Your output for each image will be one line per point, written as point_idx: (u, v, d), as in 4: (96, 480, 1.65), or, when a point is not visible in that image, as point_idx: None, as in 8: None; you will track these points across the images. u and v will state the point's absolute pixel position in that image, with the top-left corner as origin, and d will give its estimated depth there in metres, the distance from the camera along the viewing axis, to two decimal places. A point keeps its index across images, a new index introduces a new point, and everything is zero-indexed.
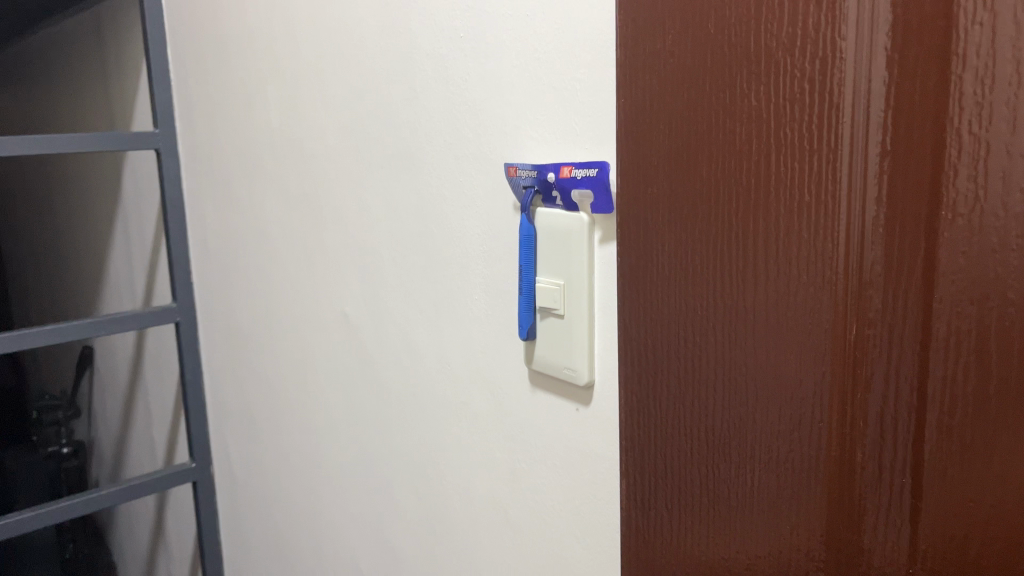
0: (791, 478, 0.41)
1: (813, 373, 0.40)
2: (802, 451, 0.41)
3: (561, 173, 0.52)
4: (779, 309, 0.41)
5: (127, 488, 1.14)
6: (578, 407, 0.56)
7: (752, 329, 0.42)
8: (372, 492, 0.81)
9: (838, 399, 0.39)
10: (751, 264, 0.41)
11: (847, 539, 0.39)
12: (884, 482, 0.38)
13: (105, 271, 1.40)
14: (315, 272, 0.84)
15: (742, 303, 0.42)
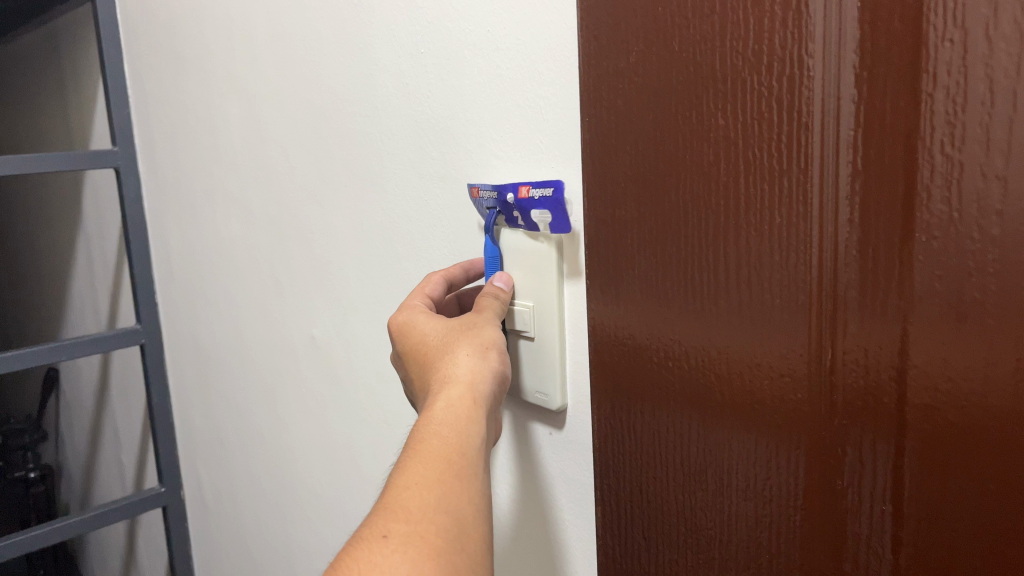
0: (771, 507, 0.40)
1: (791, 399, 0.38)
2: (782, 480, 0.39)
3: (520, 193, 0.50)
4: (753, 333, 0.39)
5: (94, 517, 1.10)
6: (551, 430, 0.54)
7: (728, 353, 0.41)
8: (343, 516, 0.79)
9: (815, 425, 0.38)
10: (723, 286, 0.40)
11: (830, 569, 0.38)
12: (864, 511, 0.37)
13: (67, 291, 1.36)
14: (281, 292, 0.82)
15: (717, 327, 0.41)
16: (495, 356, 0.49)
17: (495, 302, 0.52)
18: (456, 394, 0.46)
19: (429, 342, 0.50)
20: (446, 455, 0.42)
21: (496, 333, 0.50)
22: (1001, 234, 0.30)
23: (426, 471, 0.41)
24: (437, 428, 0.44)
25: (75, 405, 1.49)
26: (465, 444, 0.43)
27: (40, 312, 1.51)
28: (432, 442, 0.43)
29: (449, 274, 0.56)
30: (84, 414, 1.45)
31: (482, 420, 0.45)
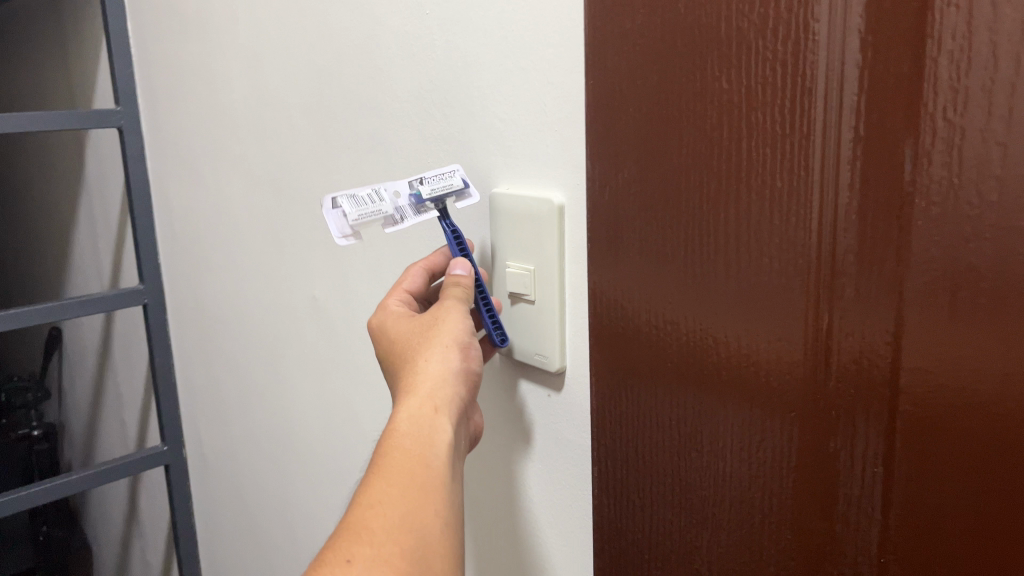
0: (762, 471, 0.41)
1: (786, 365, 0.39)
2: (776, 447, 0.40)
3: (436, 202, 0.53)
4: (749, 299, 0.40)
5: (97, 474, 1.11)
6: (549, 393, 0.55)
7: (725, 318, 0.41)
8: (342, 476, 0.81)
9: (808, 392, 0.38)
10: (723, 251, 0.40)
11: (820, 530, 0.39)
12: (855, 475, 0.37)
13: (69, 251, 1.37)
14: (283, 254, 0.82)
15: (715, 293, 0.41)
16: (461, 352, 0.49)
17: (461, 292, 0.51)
18: (420, 402, 0.47)
19: (401, 343, 0.52)
20: (409, 470, 0.43)
21: (463, 326, 0.50)
22: (1000, 199, 0.31)
23: (389, 488, 0.42)
24: (402, 440, 0.45)
25: (78, 364, 1.50)
26: (429, 454, 0.44)
27: (43, 272, 1.52)
28: (395, 456, 0.44)
29: (426, 266, 0.56)
30: (86, 373, 1.46)
31: (446, 425, 0.46)
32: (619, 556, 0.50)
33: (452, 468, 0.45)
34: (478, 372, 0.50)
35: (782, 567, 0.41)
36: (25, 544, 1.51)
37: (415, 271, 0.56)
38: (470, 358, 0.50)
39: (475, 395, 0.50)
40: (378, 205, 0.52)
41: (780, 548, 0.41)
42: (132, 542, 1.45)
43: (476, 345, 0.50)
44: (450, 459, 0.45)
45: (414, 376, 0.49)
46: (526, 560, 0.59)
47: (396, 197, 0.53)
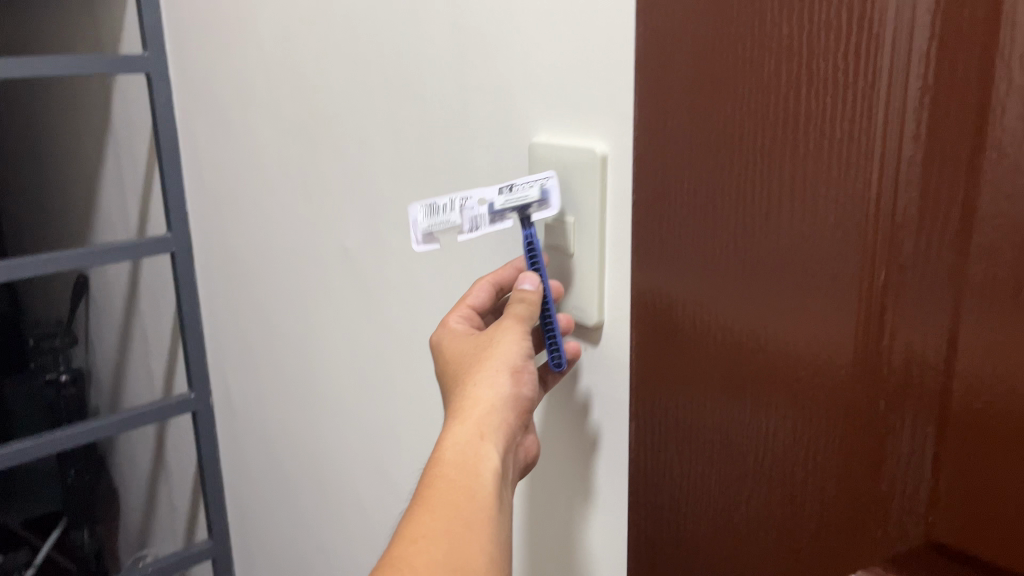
0: (806, 436, 0.40)
1: (837, 329, 0.38)
2: (823, 413, 0.40)
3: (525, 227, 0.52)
4: (799, 261, 0.39)
5: (127, 419, 1.12)
6: (585, 346, 0.54)
7: (775, 281, 0.40)
8: (371, 425, 0.81)
9: (859, 358, 0.38)
10: (774, 211, 0.39)
11: (865, 496, 0.39)
12: (904, 440, 0.37)
13: (96, 197, 1.37)
14: (313, 203, 0.82)
15: (766, 255, 0.40)
16: (512, 376, 0.49)
17: (524, 308, 0.50)
18: (467, 429, 0.46)
19: (458, 363, 0.51)
20: (455, 502, 0.43)
21: (518, 352, 0.49)
22: None
23: (434, 520, 0.42)
24: (448, 469, 0.45)
25: (104, 311, 1.51)
26: (476, 486, 0.44)
27: (69, 218, 1.52)
28: (441, 487, 0.44)
29: (494, 281, 0.55)
30: (113, 319, 1.47)
31: (493, 453, 0.46)
32: (655, 510, 0.50)
33: (500, 498, 0.44)
34: (530, 397, 0.49)
35: (823, 533, 0.41)
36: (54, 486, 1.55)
37: (482, 285, 0.55)
38: (522, 382, 0.49)
39: (527, 421, 0.50)
40: (452, 215, 0.50)
41: (822, 514, 0.41)
42: (159, 486, 1.47)
43: (529, 368, 0.49)
44: (497, 488, 0.45)
45: (466, 400, 0.48)
46: (560, 512, 0.60)
47: (476, 206, 0.50)
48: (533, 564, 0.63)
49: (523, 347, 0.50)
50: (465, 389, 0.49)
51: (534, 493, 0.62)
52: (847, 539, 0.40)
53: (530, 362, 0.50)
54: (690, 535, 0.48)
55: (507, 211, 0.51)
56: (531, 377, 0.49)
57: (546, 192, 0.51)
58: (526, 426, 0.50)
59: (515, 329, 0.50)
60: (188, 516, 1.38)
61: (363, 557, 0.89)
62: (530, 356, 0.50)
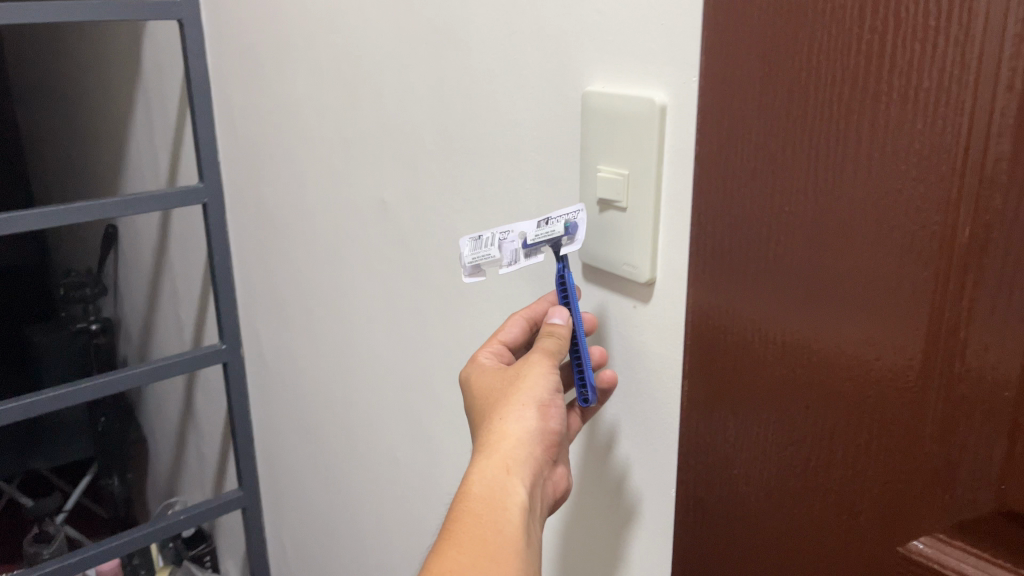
0: (872, 408, 0.39)
1: (912, 297, 0.37)
2: (893, 376, 0.38)
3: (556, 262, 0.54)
4: (874, 225, 0.37)
5: (158, 369, 1.10)
6: (635, 304, 0.53)
7: (847, 248, 0.39)
8: (407, 380, 0.81)
9: (935, 329, 0.36)
10: (852, 172, 0.38)
11: (930, 470, 0.38)
12: (979, 415, 0.36)
13: (125, 147, 1.36)
14: (351, 156, 0.80)
15: (838, 219, 0.39)
16: (540, 410, 0.50)
17: (553, 343, 0.52)
18: (495, 463, 0.48)
19: (488, 397, 0.53)
20: (481, 537, 0.44)
21: (545, 385, 0.51)
22: None
23: (460, 555, 0.43)
24: (475, 504, 0.46)
25: (133, 261, 1.51)
26: (503, 520, 0.45)
27: (98, 168, 1.52)
28: (469, 521, 0.45)
29: (528, 317, 0.57)
30: (142, 270, 1.48)
31: (520, 486, 0.47)
32: (703, 473, 0.49)
33: (527, 531, 0.46)
34: (557, 430, 0.51)
35: (883, 505, 0.40)
36: (84, 433, 1.56)
37: (516, 321, 0.57)
38: (549, 416, 0.50)
39: (555, 454, 0.51)
40: (491, 250, 0.53)
41: (883, 486, 0.40)
42: (187, 436, 1.49)
43: (556, 402, 0.51)
44: (524, 522, 0.46)
45: (494, 433, 0.50)
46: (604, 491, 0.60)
47: (508, 242, 0.53)
48: (575, 531, 0.64)
49: (550, 381, 0.51)
50: (494, 424, 0.50)
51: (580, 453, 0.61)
52: (908, 511, 0.39)
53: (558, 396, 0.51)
54: (736, 503, 0.47)
55: (540, 244, 0.53)
56: (558, 411, 0.51)
57: (574, 228, 0.52)
58: (554, 460, 0.52)
59: (543, 363, 0.52)
60: (217, 465, 1.40)
61: (395, 511, 0.90)
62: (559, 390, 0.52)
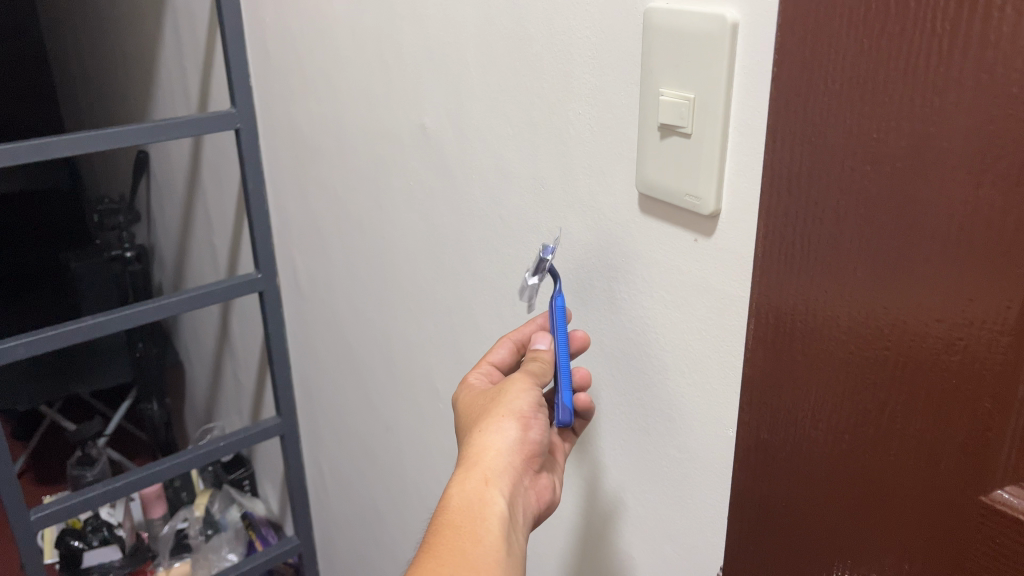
0: (961, 355, 0.36)
1: (1012, 236, 0.33)
2: (983, 323, 0.35)
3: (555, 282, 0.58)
4: (975, 155, 0.33)
5: (193, 298, 1.08)
6: (696, 237, 0.51)
7: (940, 180, 0.34)
8: (449, 313, 0.80)
9: None
10: (954, 94, 0.33)
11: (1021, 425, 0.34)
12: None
13: (154, 70, 1.33)
14: (390, 79, 0.77)
15: (934, 147, 0.34)
16: (520, 423, 0.55)
17: (537, 365, 0.57)
18: (475, 476, 0.53)
19: (471, 411, 0.58)
20: (461, 549, 0.49)
21: (527, 399, 0.55)
22: None
23: (442, 566, 0.48)
24: (455, 517, 0.51)
25: (165, 188, 1.50)
26: (482, 530, 0.50)
27: (127, 93, 1.49)
28: (451, 532, 0.50)
29: (515, 340, 0.62)
30: (174, 198, 1.46)
31: (498, 497, 0.52)
32: (772, 413, 0.47)
33: (506, 540, 0.51)
34: (536, 441, 0.55)
35: (964, 456, 0.37)
36: (123, 359, 1.58)
37: (504, 345, 0.62)
38: (529, 428, 0.55)
39: (533, 464, 0.56)
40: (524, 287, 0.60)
41: (965, 437, 0.36)
42: (223, 363, 1.50)
43: (537, 415, 0.55)
44: (503, 531, 0.51)
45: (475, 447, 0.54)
46: (659, 440, 0.59)
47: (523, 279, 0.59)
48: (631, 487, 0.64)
49: (528, 393, 0.55)
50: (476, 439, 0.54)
51: (636, 396, 0.60)
52: (992, 465, 0.36)
53: (539, 408, 0.55)
54: (803, 444, 0.45)
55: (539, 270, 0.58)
56: (538, 423, 0.55)
57: None
58: (533, 470, 0.56)
59: (523, 379, 0.56)
60: (254, 393, 1.41)
61: (435, 440, 0.90)
62: (541, 402, 0.56)
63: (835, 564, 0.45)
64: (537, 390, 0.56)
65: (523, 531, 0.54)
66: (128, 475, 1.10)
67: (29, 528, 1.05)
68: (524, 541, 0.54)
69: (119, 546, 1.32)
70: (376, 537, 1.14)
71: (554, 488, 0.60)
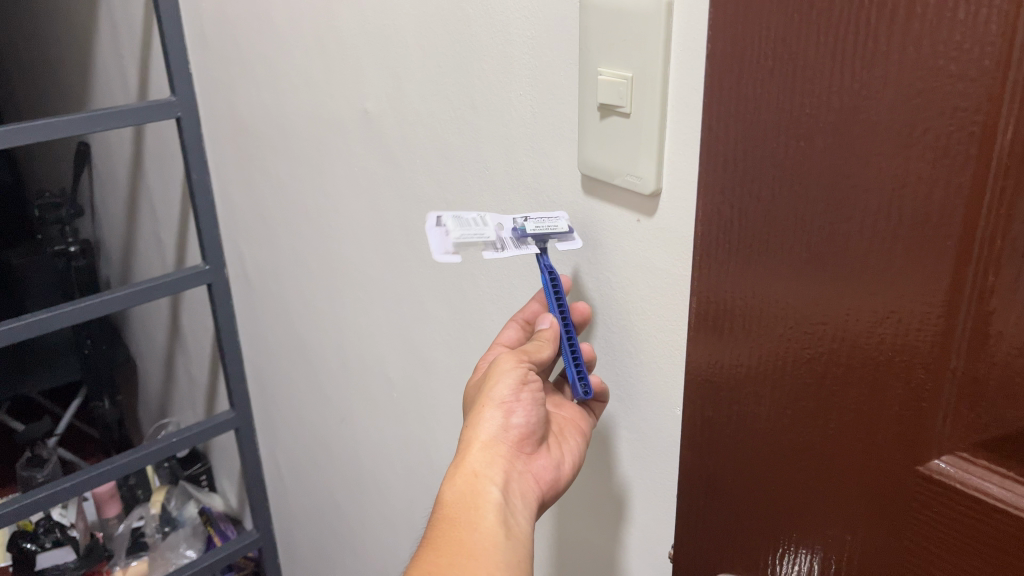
0: (895, 328, 0.36)
1: (941, 208, 0.33)
2: (915, 295, 0.35)
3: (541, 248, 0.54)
4: (902, 127, 0.33)
5: (140, 292, 1.05)
6: (640, 218, 0.50)
7: (871, 154, 0.34)
8: (399, 299, 0.79)
9: (966, 244, 0.33)
10: (881, 67, 0.33)
11: (954, 393, 0.35)
12: (1013, 331, 0.32)
13: (92, 58, 1.29)
14: (330, 62, 0.75)
15: (864, 121, 0.34)
16: (502, 409, 0.53)
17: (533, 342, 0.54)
18: (466, 467, 0.52)
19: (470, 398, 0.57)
20: (457, 540, 0.50)
21: (508, 380, 0.53)
22: None
23: (438, 559, 0.48)
24: (449, 510, 0.51)
25: (109, 179, 1.46)
26: (475, 520, 0.50)
27: (65, 82, 1.45)
28: (446, 526, 0.51)
29: (520, 320, 0.59)
30: (118, 189, 1.43)
31: (489, 485, 0.52)
32: (715, 393, 0.47)
33: (502, 524, 0.51)
34: (522, 424, 0.54)
35: (901, 427, 0.37)
36: (71, 356, 1.54)
37: (511, 326, 0.59)
38: (511, 412, 0.54)
39: (528, 443, 0.55)
40: (482, 228, 0.53)
41: (902, 408, 0.37)
42: (175, 356, 1.47)
43: (519, 398, 0.53)
44: (497, 516, 0.51)
45: (467, 437, 0.54)
46: (612, 421, 0.59)
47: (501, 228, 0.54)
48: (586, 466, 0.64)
49: (507, 374, 0.53)
50: (465, 431, 0.54)
51: None
52: (927, 436, 0.36)
53: (521, 389, 0.53)
54: (747, 421, 0.45)
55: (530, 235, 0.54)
56: (522, 405, 0.54)
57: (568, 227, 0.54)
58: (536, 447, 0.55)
59: (504, 359, 0.54)
60: (207, 386, 1.39)
61: (390, 428, 0.90)
62: (525, 381, 0.54)
63: (781, 537, 0.45)
64: (523, 370, 0.54)
65: (529, 512, 0.53)
66: (80, 475, 1.07)
67: None
68: (531, 522, 0.53)
69: (72, 547, 1.28)
70: (334, 527, 1.13)
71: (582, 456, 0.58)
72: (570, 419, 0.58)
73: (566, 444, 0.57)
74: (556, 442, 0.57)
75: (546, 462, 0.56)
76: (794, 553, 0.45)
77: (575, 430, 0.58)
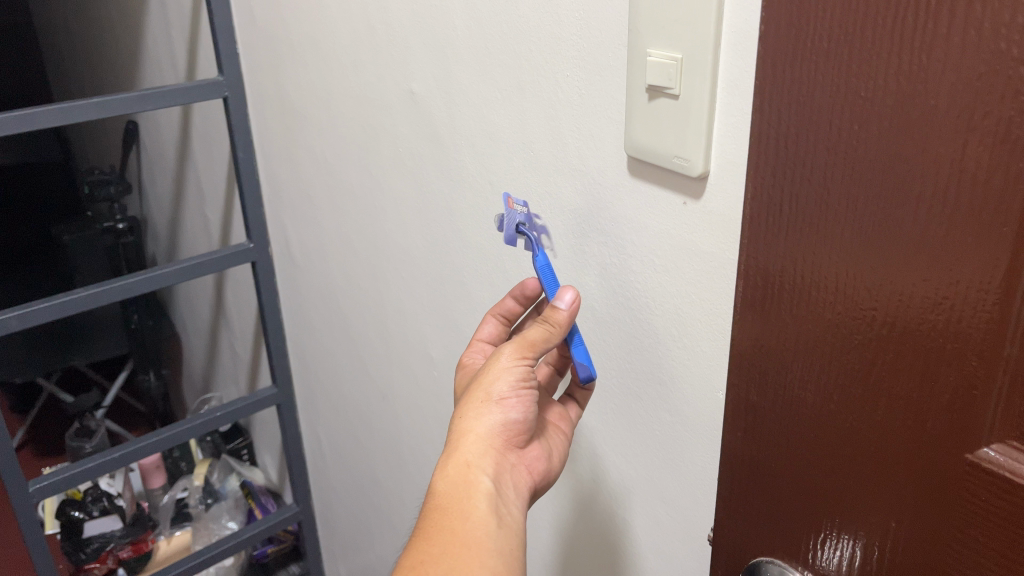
0: (948, 315, 0.36)
1: (1000, 193, 0.32)
2: (970, 281, 0.34)
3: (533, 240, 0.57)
4: (962, 110, 0.32)
5: (187, 269, 1.07)
6: (686, 201, 0.50)
7: (928, 138, 0.34)
8: (443, 280, 0.80)
9: None
10: (943, 51, 0.33)
11: (1006, 382, 0.34)
12: None
13: (142, 37, 1.31)
14: (377, 42, 0.76)
15: (921, 105, 0.34)
16: (500, 405, 0.53)
17: (538, 334, 0.53)
18: (459, 459, 0.52)
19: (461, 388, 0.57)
20: (449, 530, 0.50)
21: (506, 377, 0.53)
22: None
23: (431, 548, 0.49)
24: (442, 500, 0.51)
25: (157, 157, 1.49)
26: (469, 512, 0.50)
27: (116, 62, 1.47)
28: (438, 518, 0.51)
29: (499, 315, 0.64)
30: (165, 167, 1.45)
31: (483, 477, 0.52)
32: (761, 378, 0.47)
33: (494, 515, 0.51)
34: (518, 419, 0.54)
35: (951, 414, 0.37)
36: (119, 331, 1.58)
37: (490, 321, 0.64)
38: (509, 408, 0.54)
39: (519, 437, 0.55)
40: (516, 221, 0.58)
41: (952, 395, 0.36)
42: (219, 331, 1.50)
43: (517, 394, 0.54)
44: (490, 507, 0.51)
45: (460, 428, 0.53)
46: (655, 407, 0.60)
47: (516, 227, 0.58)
48: (627, 449, 0.64)
49: (508, 371, 0.53)
50: (458, 421, 0.54)
51: (628, 359, 0.61)
52: (977, 423, 0.36)
53: (520, 386, 0.54)
54: (792, 406, 0.45)
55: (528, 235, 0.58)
56: (521, 401, 0.54)
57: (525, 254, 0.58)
58: (524, 442, 0.56)
59: (505, 355, 0.54)
60: (250, 362, 1.41)
61: (431, 407, 0.91)
62: (524, 379, 0.54)
63: (824, 522, 0.45)
64: (523, 366, 0.54)
65: (521, 502, 0.54)
66: (127, 446, 1.10)
67: (28, 500, 1.04)
68: (522, 511, 0.54)
69: (119, 516, 1.32)
70: (373, 503, 1.15)
71: (565, 449, 0.61)
72: (553, 420, 0.62)
73: (553, 440, 0.60)
74: (543, 437, 0.60)
75: (535, 453, 0.58)
76: (836, 538, 0.44)
77: (558, 430, 0.62)
